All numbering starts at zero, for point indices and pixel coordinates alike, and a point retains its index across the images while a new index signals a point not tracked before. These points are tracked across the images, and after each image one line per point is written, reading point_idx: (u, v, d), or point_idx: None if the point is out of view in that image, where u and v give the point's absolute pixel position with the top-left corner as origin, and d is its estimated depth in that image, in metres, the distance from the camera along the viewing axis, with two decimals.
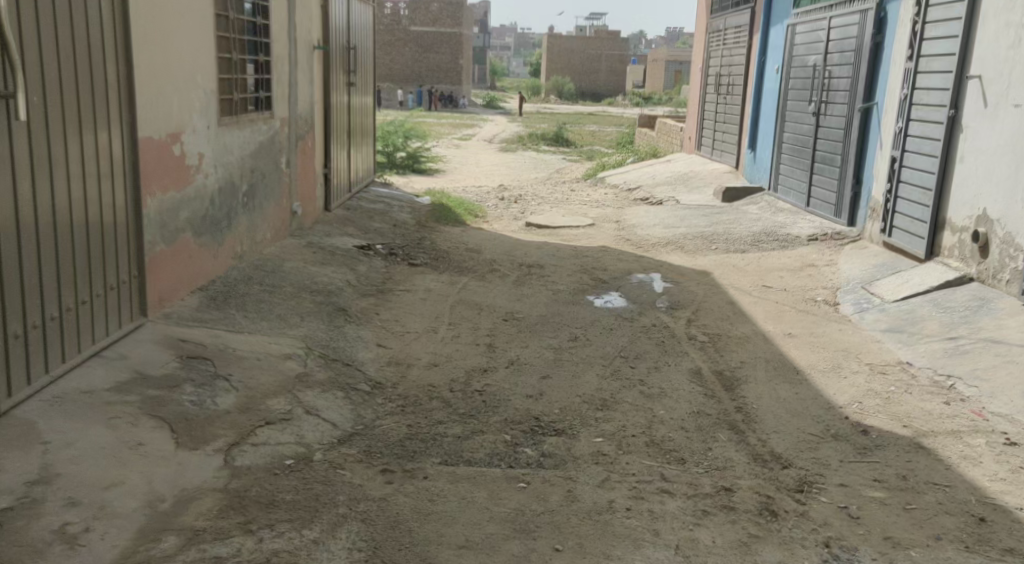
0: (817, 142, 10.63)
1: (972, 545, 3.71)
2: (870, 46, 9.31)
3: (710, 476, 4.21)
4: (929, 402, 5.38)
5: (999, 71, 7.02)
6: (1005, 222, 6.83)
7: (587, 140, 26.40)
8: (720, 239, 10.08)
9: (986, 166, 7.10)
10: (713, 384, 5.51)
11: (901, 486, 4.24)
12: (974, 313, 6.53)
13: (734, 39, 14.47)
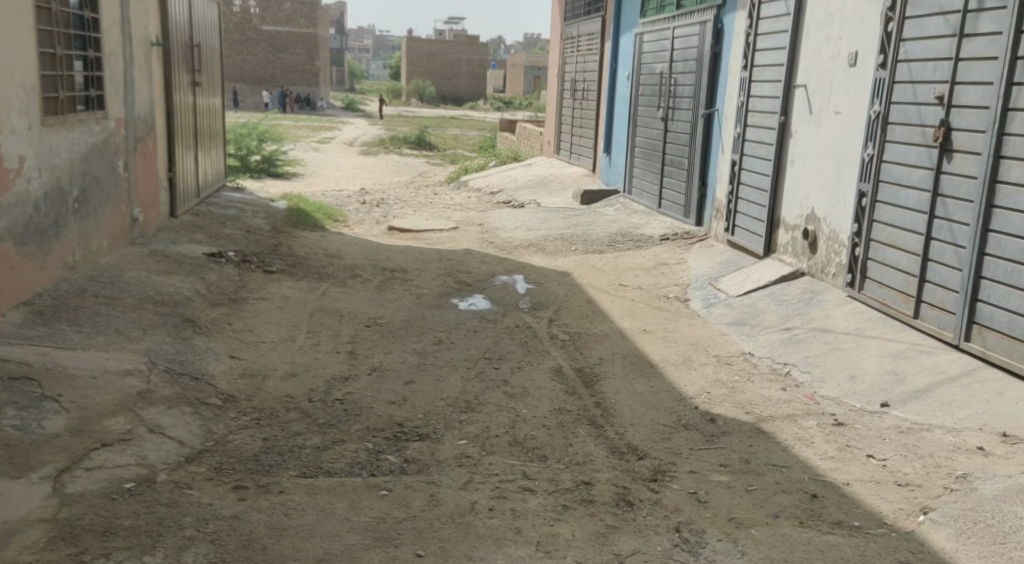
0: (666, 146, 11.05)
1: (806, 520, 3.95)
2: (710, 56, 9.75)
3: (570, 471, 4.30)
4: (769, 389, 5.70)
5: (821, 79, 7.50)
6: (830, 221, 7.31)
7: (449, 144, 26.44)
8: (579, 240, 10.31)
9: (813, 168, 7.58)
10: (574, 381, 5.64)
11: (744, 469, 4.48)
12: (806, 305, 6.99)
13: (588, 46, 14.85)
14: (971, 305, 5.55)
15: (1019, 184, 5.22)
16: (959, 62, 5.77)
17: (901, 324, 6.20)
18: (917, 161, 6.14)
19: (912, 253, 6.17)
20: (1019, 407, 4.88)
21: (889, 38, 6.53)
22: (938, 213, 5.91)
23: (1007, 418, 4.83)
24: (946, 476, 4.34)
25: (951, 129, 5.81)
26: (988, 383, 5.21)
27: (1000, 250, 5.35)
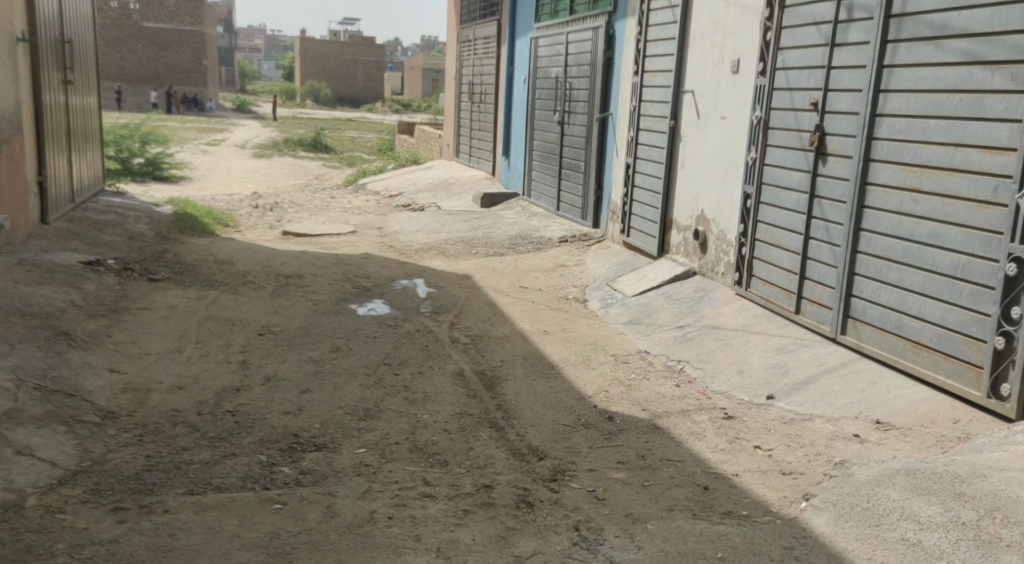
0: (562, 150, 11.17)
1: (698, 512, 4.04)
2: (603, 61, 9.90)
3: (470, 475, 4.28)
4: (663, 385, 5.82)
5: (707, 85, 7.72)
6: (719, 222, 7.53)
7: (346, 145, 26.06)
8: (479, 243, 10.31)
9: (702, 171, 7.79)
10: (475, 384, 5.63)
11: (640, 465, 4.56)
12: (698, 304, 7.18)
13: (484, 49, 14.87)
14: (847, 300, 5.79)
15: (886, 185, 5.48)
16: (832, 70, 6.03)
17: (785, 320, 6.44)
18: (796, 164, 6.38)
19: (793, 251, 6.40)
20: (892, 396, 5.14)
21: (767, 46, 6.78)
22: (816, 213, 6.14)
23: (881, 406, 5.07)
24: (827, 463, 4.52)
25: (826, 134, 6.06)
26: (864, 374, 5.46)
27: (871, 248, 5.60)
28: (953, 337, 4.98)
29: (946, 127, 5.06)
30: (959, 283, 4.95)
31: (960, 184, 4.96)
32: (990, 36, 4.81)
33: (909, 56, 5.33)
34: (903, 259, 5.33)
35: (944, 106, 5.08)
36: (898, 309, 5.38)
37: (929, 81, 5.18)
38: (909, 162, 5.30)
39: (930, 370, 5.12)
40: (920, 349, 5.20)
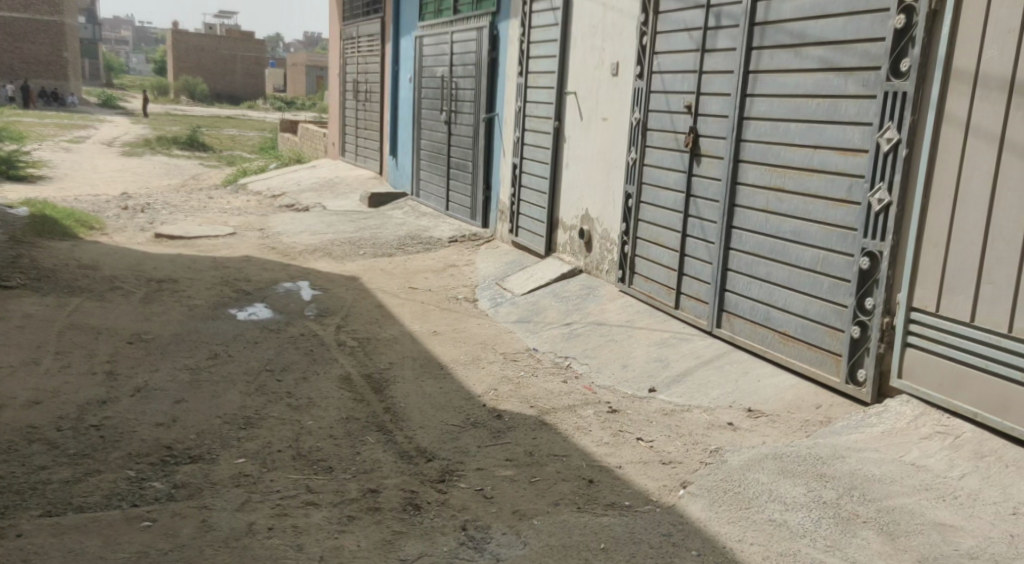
0: (450, 149, 11.17)
1: (583, 505, 4.12)
2: (487, 61, 9.94)
3: (356, 480, 4.23)
4: (551, 382, 5.89)
5: (588, 87, 7.85)
6: (602, 220, 7.67)
7: (224, 143, 25.28)
8: (366, 244, 10.19)
9: (584, 171, 7.93)
10: (362, 387, 5.55)
11: (527, 461, 4.60)
12: (584, 301, 7.31)
13: (368, 47, 14.71)
14: (722, 295, 6.01)
15: (755, 185, 5.70)
16: (704, 74, 6.24)
17: (666, 315, 6.63)
18: (673, 165, 6.56)
19: (672, 249, 6.59)
20: (763, 384, 5.36)
21: (644, 50, 6.96)
22: (691, 212, 6.34)
23: (753, 395, 5.28)
24: (703, 451, 4.68)
25: (700, 136, 6.26)
26: (737, 364, 5.67)
27: (742, 245, 5.82)
28: (816, 328, 5.22)
29: (806, 130, 5.29)
30: (821, 277, 5.19)
31: (819, 184, 5.20)
32: (844, 44, 5.06)
33: (774, 62, 5.56)
34: (771, 255, 5.56)
35: (804, 110, 5.32)
36: (767, 303, 5.61)
37: (791, 86, 5.41)
38: (774, 163, 5.53)
39: (797, 360, 5.36)
40: (787, 340, 5.44)
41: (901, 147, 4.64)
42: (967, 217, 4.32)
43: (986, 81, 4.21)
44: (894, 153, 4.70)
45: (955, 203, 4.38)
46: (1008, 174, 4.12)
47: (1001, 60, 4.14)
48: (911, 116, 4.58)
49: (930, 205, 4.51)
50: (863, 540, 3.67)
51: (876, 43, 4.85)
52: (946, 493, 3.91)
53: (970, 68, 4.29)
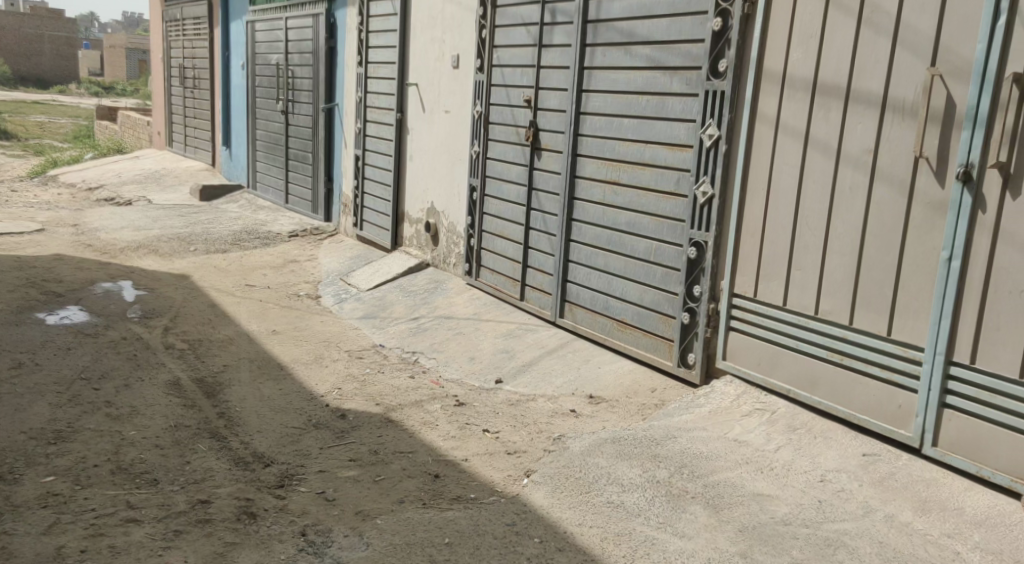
0: (288, 140, 10.84)
1: (428, 501, 4.08)
2: (325, 49, 9.70)
3: (185, 492, 4.02)
4: (397, 378, 5.81)
5: (429, 79, 7.80)
6: (447, 213, 7.64)
7: (31, 131, 23.49)
8: (198, 240, 9.74)
9: (428, 164, 7.88)
10: (193, 392, 5.30)
11: (372, 460, 4.52)
12: (431, 295, 7.27)
13: (195, 30, 14.05)
14: (564, 286, 6.11)
15: (592, 178, 5.81)
16: (541, 70, 6.31)
17: (511, 307, 6.69)
18: (515, 159, 6.61)
19: (516, 242, 6.65)
20: (603, 370, 5.50)
21: (483, 44, 6.98)
22: (534, 205, 6.41)
23: (593, 381, 5.41)
24: (546, 439, 4.74)
25: (540, 130, 6.34)
26: (579, 352, 5.79)
27: (581, 237, 5.93)
28: (650, 315, 5.39)
29: (638, 126, 5.44)
30: (653, 267, 5.36)
31: (650, 178, 5.36)
32: (668, 44, 5.23)
33: (606, 59, 5.69)
34: (608, 246, 5.69)
35: (634, 107, 5.46)
36: (605, 293, 5.74)
37: (623, 83, 5.55)
38: (609, 157, 5.66)
39: (633, 347, 5.52)
40: (624, 328, 5.59)
41: (721, 144, 4.85)
42: (780, 209, 4.56)
43: (793, 82, 4.46)
44: (715, 149, 4.89)
45: (769, 196, 4.61)
46: (814, 169, 4.38)
47: (805, 62, 4.40)
48: (729, 113, 4.79)
49: (748, 198, 4.73)
50: (692, 514, 3.81)
51: (696, 44, 5.04)
52: (765, 466, 4.13)
53: (779, 70, 4.53)
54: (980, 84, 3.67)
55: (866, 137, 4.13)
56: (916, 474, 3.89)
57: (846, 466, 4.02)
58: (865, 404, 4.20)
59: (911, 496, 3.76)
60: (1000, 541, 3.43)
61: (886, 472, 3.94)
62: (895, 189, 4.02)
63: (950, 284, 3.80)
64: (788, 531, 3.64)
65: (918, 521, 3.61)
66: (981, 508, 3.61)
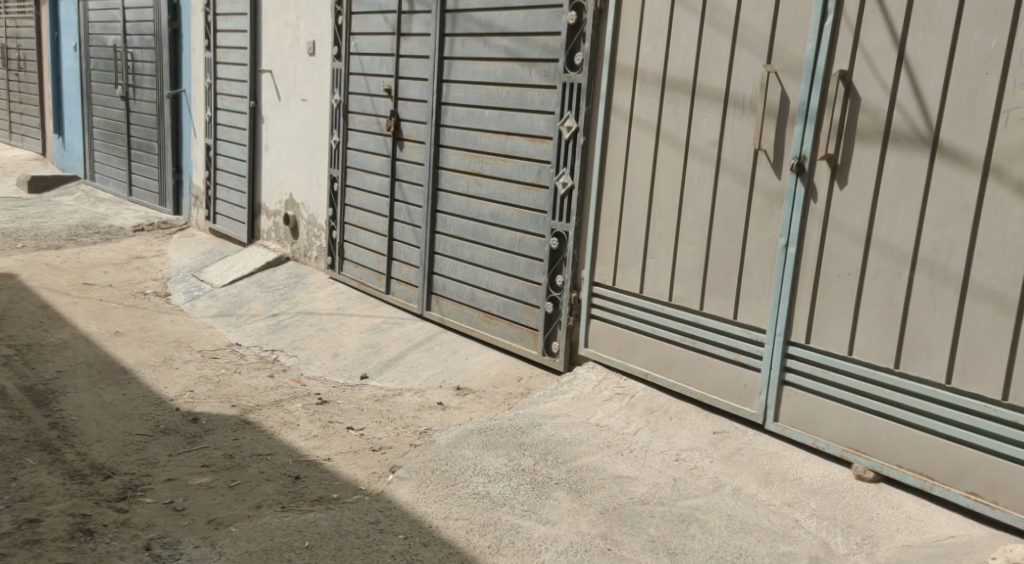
0: (129, 128, 10.26)
1: (288, 504, 3.90)
2: (169, 32, 9.20)
3: (10, 512, 3.70)
4: (255, 378, 5.55)
5: (284, 67, 7.51)
6: (307, 205, 7.39)
7: None
8: (29, 236, 9.06)
9: (285, 155, 7.59)
10: (22, 403, 4.90)
11: (226, 465, 4.30)
12: (292, 290, 7.03)
13: (18, 8, 13.08)
14: (430, 278, 6.01)
15: (455, 169, 5.73)
16: (401, 59, 6.17)
17: (377, 300, 6.53)
18: (376, 149, 6.45)
19: (380, 234, 6.49)
20: (470, 361, 5.44)
21: (340, 31, 6.78)
22: (397, 196, 6.27)
23: (460, 373, 5.34)
24: (413, 434, 4.63)
25: (401, 120, 6.20)
26: (447, 345, 5.70)
27: (447, 229, 5.84)
28: (515, 305, 5.36)
29: (498, 117, 5.39)
30: (518, 258, 5.32)
31: (512, 169, 5.31)
32: (525, 36, 5.19)
33: (465, 50, 5.60)
34: (473, 238, 5.62)
35: (495, 98, 5.40)
36: (471, 284, 5.68)
37: (483, 75, 5.48)
38: (472, 148, 5.59)
39: (499, 337, 5.48)
40: (490, 319, 5.54)
41: (579, 136, 4.85)
42: (635, 198, 4.61)
43: (645, 76, 4.51)
44: (574, 141, 4.90)
45: (625, 186, 4.65)
46: (665, 160, 4.44)
47: (655, 57, 4.46)
48: (586, 106, 4.80)
49: (605, 188, 4.77)
50: (555, 500, 3.80)
51: (553, 37, 5.02)
52: (625, 448, 4.18)
53: (632, 63, 4.58)
54: (811, 80, 3.80)
55: (712, 129, 4.22)
56: (760, 449, 4.02)
57: (698, 444, 4.12)
58: (715, 385, 4.30)
59: (755, 470, 3.90)
60: (835, 508, 3.60)
61: (735, 448, 4.06)
62: (739, 179, 4.12)
63: (787, 269, 3.93)
64: (646, 511, 3.69)
65: (762, 493, 3.75)
66: (816, 477, 3.79)
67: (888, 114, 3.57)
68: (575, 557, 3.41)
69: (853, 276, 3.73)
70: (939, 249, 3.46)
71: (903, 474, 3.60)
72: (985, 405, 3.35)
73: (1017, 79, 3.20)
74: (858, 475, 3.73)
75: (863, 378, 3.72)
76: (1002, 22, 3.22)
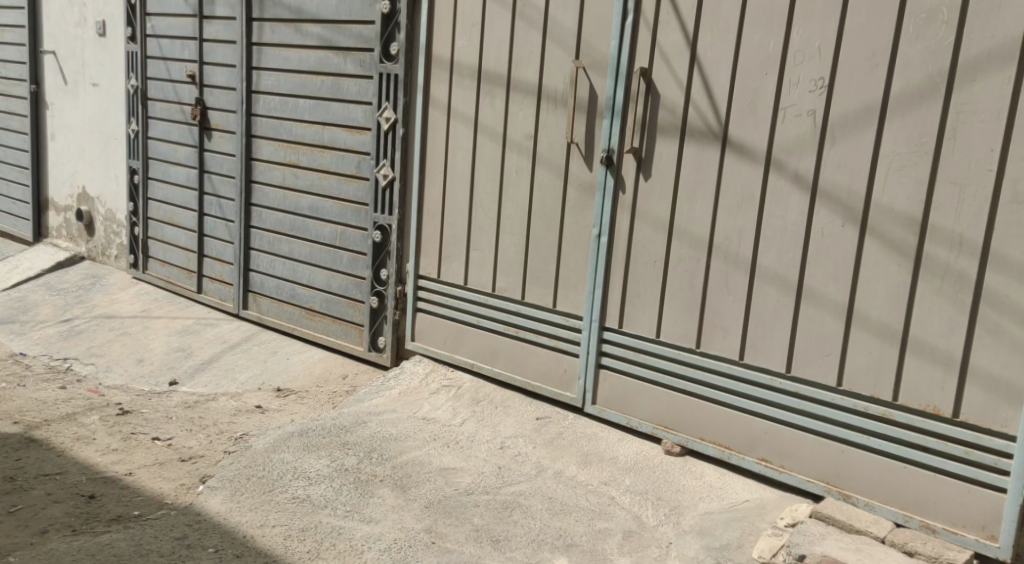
0: None
1: (80, 527, 3.59)
2: None
3: None
4: (42, 389, 5.07)
5: (70, 48, 6.92)
6: (103, 200, 6.84)
7: None
8: None
9: (75, 145, 6.99)
10: None
11: (5, 490, 3.89)
12: (87, 292, 6.49)
13: None
14: (245, 275, 5.74)
15: (270, 161, 5.49)
16: (204, 43, 5.83)
17: (187, 300, 6.17)
18: (181, 139, 6.08)
19: (188, 229, 6.12)
20: (291, 361, 5.24)
21: (133, 11, 6.32)
22: (207, 189, 5.93)
23: (280, 373, 5.13)
24: (228, 440, 4.39)
25: (208, 109, 5.86)
26: (265, 345, 5.46)
27: (262, 223, 5.58)
28: (337, 301, 5.21)
29: (312, 107, 5.20)
30: (339, 252, 5.16)
31: (331, 161, 5.15)
32: (336, 24, 5.04)
33: (275, 36, 5.36)
34: (292, 232, 5.41)
35: (308, 87, 5.21)
36: (291, 280, 5.46)
37: (294, 62, 5.27)
38: (286, 139, 5.37)
39: (322, 334, 5.32)
40: (313, 315, 5.36)
41: (398, 127, 4.77)
42: (455, 190, 4.61)
43: (460, 69, 4.52)
44: (393, 133, 4.82)
45: (446, 179, 4.64)
46: (484, 152, 4.46)
47: (469, 50, 4.47)
48: (404, 97, 4.73)
49: (427, 180, 4.73)
50: (379, 498, 3.73)
51: (365, 26, 4.90)
52: (450, 440, 4.17)
53: (447, 56, 4.57)
54: (615, 76, 3.94)
55: (527, 123, 4.28)
56: (578, 431, 4.14)
57: (522, 431, 4.19)
58: (537, 371, 4.38)
59: (575, 452, 4.01)
60: (646, 483, 3.77)
61: (556, 432, 4.15)
62: (553, 171, 4.20)
63: (601, 257, 4.06)
64: (470, 501, 3.70)
65: (581, 474, 3.86)
66: (631, 455, 3.95)
67: (684, 110, 3.77)
68: (398, 554, 3.35)
69: (659, 263, 3.90)
70: (731, 236, 3.69)
71: (704, 447, 3.83)
72: (771, 379, 3.62)
73: (793, 77, 3.47)
74: (667, 449, 3.92)
75: (671, 359, 3.92)
76: (779, 24, 3.48)
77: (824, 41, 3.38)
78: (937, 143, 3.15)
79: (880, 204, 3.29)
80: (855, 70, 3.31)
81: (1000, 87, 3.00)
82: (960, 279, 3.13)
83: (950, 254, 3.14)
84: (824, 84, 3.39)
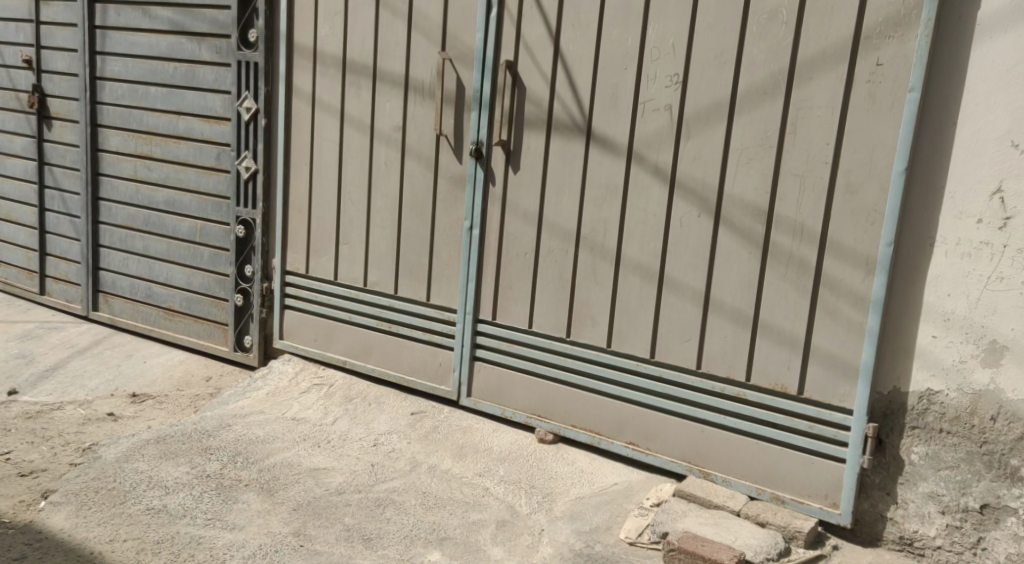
0: None
1: None
2: None
3: None
4: None
5: None
6: None
7: None
8: None
9: None
10: None
11: None
12: None
13: None
14: (94, 275, 5.38)
15: (119, 152, 5.14)
16: (41, 26, 5.39)
17: (28, 303, 5.74)
18: (16, 129, 5.63)
19: (27, 226, 5.68)
20: (149, 364, 4.95)
21: None
22: (47, 182, 5.49)
23: (139, 378, 4.83)
24: (74, 451, 4.07)
25: (46, 96, 5.43)
26: (118, 348, 5.14)
27: (112, 218, 5.22)
28: (196, 299, 4.97)
29: (164, 95, 4.91)
30: (198, 248, 4.91)
31: (187, 152, 4.88)
32: (187, 8, 4.79)
33: (121, 19, 5.02)
34: (145, 227, 5.09)
35: (159, 74, 4.91)
36: (147, 279, 5.15)
37: (142, 47, 4.96)
38: (136, 129, 5.04)
39: (181, 335, 5.06)
40: (172, 315, 5.09)
41: (260, 118, 4.59)
42: (322, 183, 4.48)
43: (324, 59, 4.40)
44: (254, 123, 4.62)
45: (311, 171, 4.51)
46: (350, 144, 4.36)
47: (332, 39, 4.36)
48: (265, 86, 4.56)
49: (292, 172, 4.58)
50: (243, 503, 3.58)
51: (219, 11, 4.67)
52: (321, 439, 4.07)
53: (309, 45, 4.44)
54: (481, 68, 3.95)
55: (393, 115, 4.22)
56: (454, 424, 4.13)
57: (396, 427, 4.14)
58: (412, 366, 4.33)
59: (449, 445, 4.00)
60: (519, 473, 3.81)
61: (431, 426, 4.13)
62: (422, 164, 4.17)
63: (473, 250, 4.06)
64: (341, 501, 3.61)
65: (455, 467, 3.86)
66: (506, 445, 3.98)
67: (549, 104, 3.82)
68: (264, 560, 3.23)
69: (529, 255, 3.95)
70: (597, 228, 3.78)
71: (575, 433, 3.91)
72: (637, 364, 3.74)
73: (650, 73, 3.59)
74: (540, 438, 3.98)
75: (541, 348, 3.97)
76: (636, 21, 3.58)
77: (677, 38, 3.51)
78: (780, 137, 3.34)
79: (732, 196, 3.45)
80: (706, 67, 3.46)
81: (834, 85, 3.21)
82: (802, 265, 3.33)
83: (793, 242, 3.35)
84: (678, 80, 3.52)
